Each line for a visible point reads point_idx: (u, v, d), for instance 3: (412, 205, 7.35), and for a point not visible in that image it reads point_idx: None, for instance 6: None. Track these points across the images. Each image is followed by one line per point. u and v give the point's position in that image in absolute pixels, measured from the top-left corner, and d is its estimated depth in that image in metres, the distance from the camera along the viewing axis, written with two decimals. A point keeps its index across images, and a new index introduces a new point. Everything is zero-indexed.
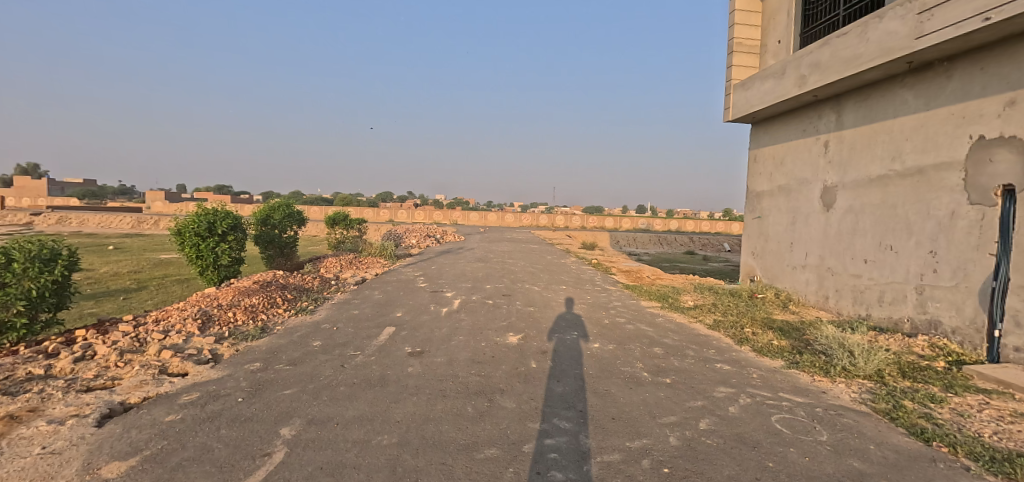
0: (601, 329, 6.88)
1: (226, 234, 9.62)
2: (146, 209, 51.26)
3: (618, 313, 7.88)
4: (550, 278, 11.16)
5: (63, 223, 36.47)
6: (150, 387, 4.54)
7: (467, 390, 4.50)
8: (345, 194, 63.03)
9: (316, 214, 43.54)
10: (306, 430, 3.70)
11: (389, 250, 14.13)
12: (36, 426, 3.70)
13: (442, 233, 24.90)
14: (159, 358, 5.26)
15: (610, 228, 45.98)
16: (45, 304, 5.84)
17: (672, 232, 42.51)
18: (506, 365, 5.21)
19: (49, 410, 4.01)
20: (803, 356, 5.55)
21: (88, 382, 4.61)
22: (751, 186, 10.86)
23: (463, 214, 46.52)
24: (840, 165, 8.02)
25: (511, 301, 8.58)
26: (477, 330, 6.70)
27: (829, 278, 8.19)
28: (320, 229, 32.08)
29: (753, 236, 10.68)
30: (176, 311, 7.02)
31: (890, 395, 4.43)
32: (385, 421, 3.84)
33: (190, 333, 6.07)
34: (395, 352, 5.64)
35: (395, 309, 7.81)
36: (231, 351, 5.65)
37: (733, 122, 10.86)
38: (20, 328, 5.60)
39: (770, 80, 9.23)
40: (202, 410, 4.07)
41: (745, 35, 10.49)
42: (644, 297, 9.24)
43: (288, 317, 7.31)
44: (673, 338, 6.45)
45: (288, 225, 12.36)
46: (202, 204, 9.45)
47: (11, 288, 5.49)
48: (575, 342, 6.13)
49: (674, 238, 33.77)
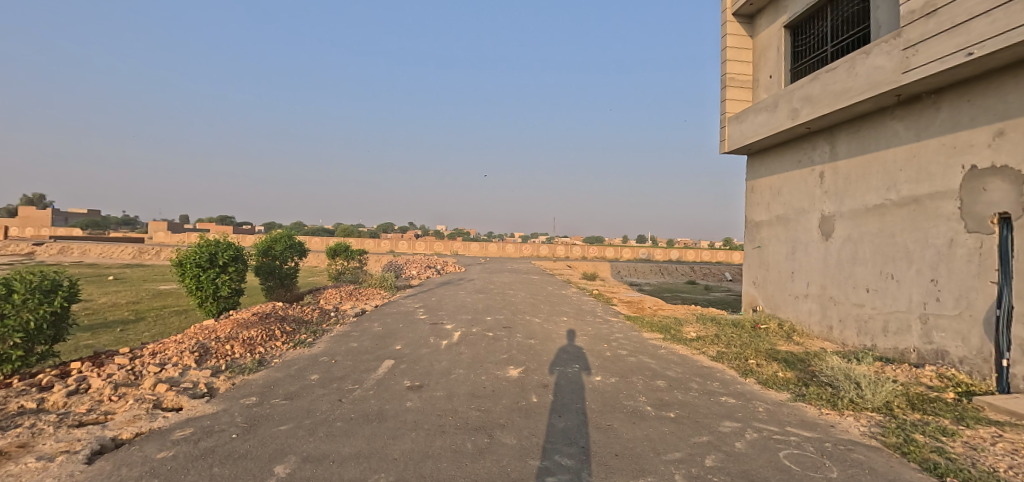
0: (603, 361, 6.77)
1: (226, 266, 9.63)
2: (149, 239, 51.66)
3: (620, 345, 7.76)
4: (550, 309, 11.06)
5: (64, 253, 36.57)
6: (143, 422, 4.45)
7: (466, 426, 4.40)
8: (346, 226, 63.72)
9: (317, 245, 43.70)
10: (301, 468, 3.60)
11: (389, 281, 14.08)
12: (24, 462, 3.61)
13: (443, 264, 24.94)
14: (153, 392, 5.17)
15: (610, 258, 46.01)
16: (42, 336, 5.80)
17: (673, 262, 42.50)
18: (506, 399, 5.11)
19: (39, 446, 3.91)
20: (810, 388, 5.44)
21: (80, 416, 4.52)
22: (749, 216, 10.93)
23: (463, 244, 46.66)
24: (836, 195, 8.09)
25: (512, 333, 8.49)
26: (477, 363, 6.60)
27: (832, 308, 8.12)
28: (320, 260, 32.13)
29: (754, 265, 10.66)
30: (173, 343, 6.95)
31: (901, 428, 4.32)
32: (382, 459, 3.74)
33: (187, 366, 5.99)
34: (393, 386, 5.55)
35: (395, 342, 7.71)
36: (227, 385, 5.56)
37: (729, 153, 11.02)
38: (16, 361, 5.54)
39: (764, 113, 9.44)
40: (195, 447, 3.97)
41: (737, 71, 10.80)
42: (646, 329, 9.14)
43: (286, 350, 7.22)
44: (676, 370, 6.34)
45: (289, 256, 12.37)
46: (204, 235, 9.51)
47: (10, 320, 5.47)
48: (577, 376, 6.02)
49: (675, 268, 33.69)
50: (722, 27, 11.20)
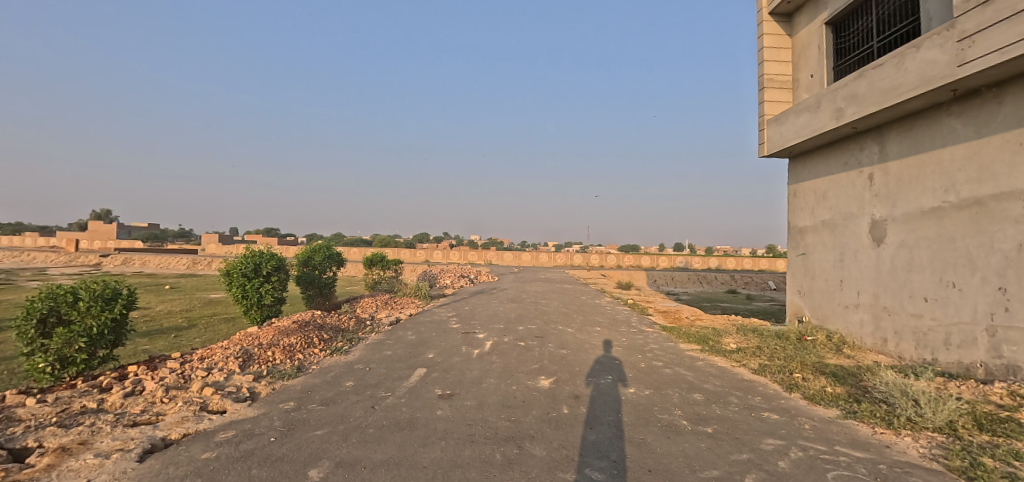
0: (638, 373, 6.58)
1: (270, 275, 10.06)
2: (203, 250, 54.93)
3: (655, 356, 7.52)
4: (583, 319, 10.88)
5: (127, 263, 39.32)
6: (190, 423, 4.66)
7: (496, 436, 4.36)
8: (384, 237, 65.45)
9: (355, 255, 45.10)
10: (333, 473, 3.66)
11: (423, 290, 14.28)
12: (84, 458, 3.85)
13: (477, 273, 25.11)
14: (200, 395, 5.43)
15: (646, 266, 45.03)
16: (104, 341, 6.20)
17: (712, 270, 41.13)
18: (536, 410, 5.04)
19: (97, 443, 4.17)
20: (862, 405, 5.09)
21: (135, 416, 4.79)
22: (792, 222, 10.44)
23: (497, 254, 46.91)
24: (887, 198, 7.62)
25: (544, 343, 8.39)
26: (508, 372, 6.55)
27: (886, 319, 7.60)
28: (357, 270, 33.12)
29: (798, 274, 10.15)
30: (220, 349, 7.27)
31: (966, 451, 3.95)
32: (412, 466, 3.75)
33: (231, 371, 6.26)
34: (425, 394, 5.59)
35: (428, 351, 7.78)
36: (268, 389, 5.77)
37: (768, 156, 10.60)
38: (80, 363, 5.96)
39: (805, 114, 9.03)
40: (235, 449, 4.12)
41: (775, 72, 10.41)
42: (683, 340, 8.83)
43: (323, 358, 7.41)
44: (715, 384, 6.07)
45: (328, 266, 12.78)
46: (250, 246, 9.98)
47: (76, 325, 5.91)
48: (609, 388, 5.88)
49: (715, 276, 32.57)
50: (759, 27, 10.86)
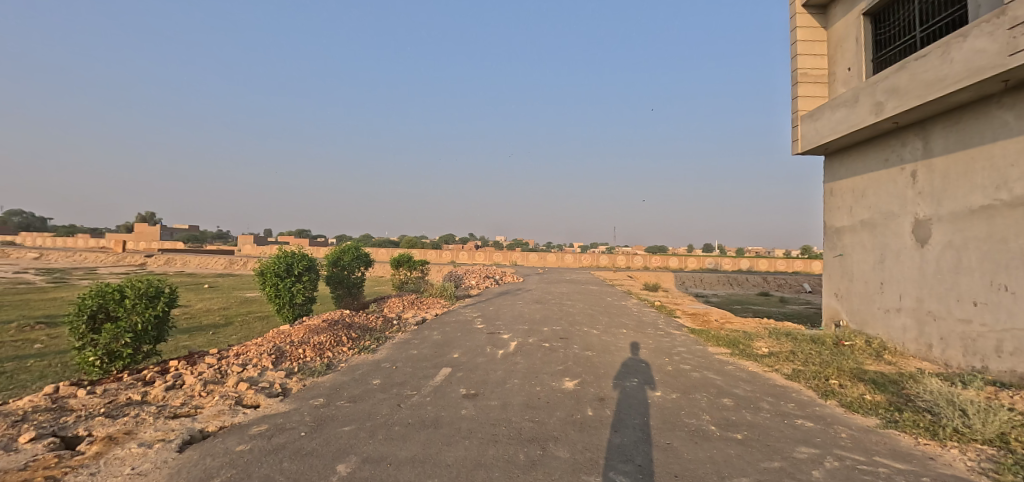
0: (665, 376, 6.45)
1: (302, 275, 10.35)
2: (240, 251, 57.09)
3: (683, 360, 7.36)
4: (609, 321, 10.75)
5: (170, 263, 41.24)
6: (226, 417, 4.84)
7: (520, 436, 4.35)
8: (411, 238, 66.48)
9: (383, 255, 45.94)
10: (360, 468, 3.73)
11: (449, 291, 14.40)
12: (129, 447, 4.05)
13: (502, 274, 25.18)
14: (236, 390, 5.63)
15: (674, 268, 44.14)
16: (148, 337, 6.51)
17: (743, 272, 40.03)
18: (561, 411, 5.01)
19: (141, 433, 4.38)
20: (904, 414, 4.85)
21: (175, 409, 5.01)
22: (829, 222, 10.04)
23: (522, 255, 46.92)
24: (932, 197, 7.24)
25: (569, 345, 8.33)
26: (532, 374, 6.54)
27: (930, 324, 7.22)
28: (385, 270, 33.77)
29: (835, 276, 9.75)
30: (254, 345, 7.53)
31: (1020, 466, 3.70)
32: (436, 464, 3.79)
33: (264, 367, 6.47)
34: (450, 394, 5.64)
35: (453, 351, 7.84)
36: (299, 386, 5.94)
37: (803, 154, 10.23)
38: (126, 358, 6.27)
39: (842, 109, 8.68)
40: (268, 442, 4.26)
41: (809, 66, 10.06)
42: (712, 343, 8.61)
43: (352, 356, 7.57)
44: (745, 389, 5.90)
45: (357, 266, 13.05)
46: (283, 247, 10.29)
47: (122, 321, 6.23)
48: (635, 390, 5.79)
49: (746, 278, 31.64)
50: (792, 20, 10.52)
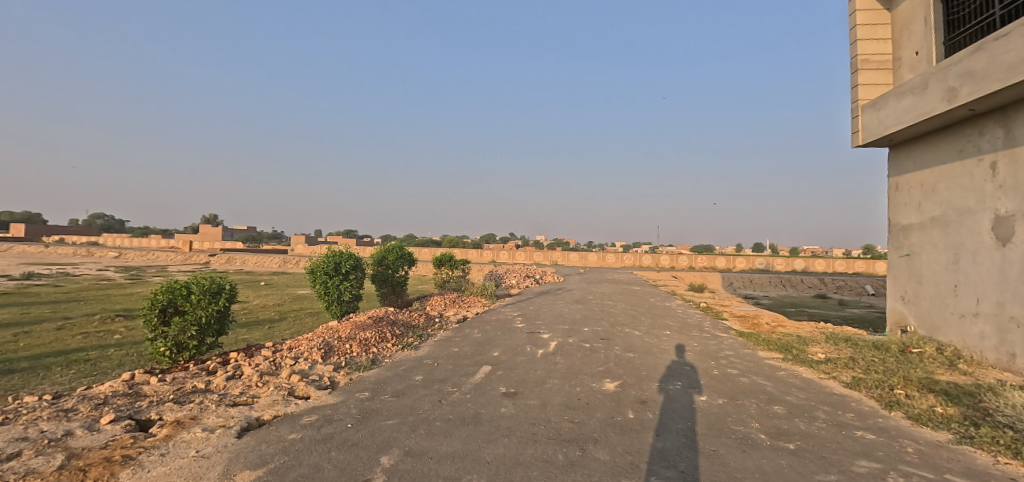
0: (711, 380, 6.22)
1: (349, 273, 10.74)
2: (292, 250, 59.96)
3: (730, 364, 7.07)
4: (652, 322, 10.49)
5: (230, 262, 43.94)
6: (280, 407, 5.10)
7: (559, 436, 4.33)
8: (452, 238, 67.56)
9: (426, 255, 46.93)
10: (402, 461, 3.83)
11: (489, 290, 14.52)
12: (194, 432, 4.35)
13: (542, 274, 25.11)
14: (289, 381, 5.92)
15: (722, 268, 42.47)
16: (211, 330, 6.96)
17: (796, 273, 37.95)
18: (601, 413, 4.93)
19: (204, 419, 4.69)
20: (981, 430, 4.43)
21: (235, 398, 5.33)
22: (894, 220, 9.34)
23: (563, 254, 46.60)
24: (1015, 191, 6.58)
25: (610, 346, 8.20)
26: (572, 374, 6.48)
27: (1013, 331, 6.57)
28: (427, 269, 34.51)
29: (902, 278, 9.07)
30: (305, 340, 7.90)
31: None
32: (475, 461, 3.83)
33: (315, 361, 6.76)
34: (490, 391, 5.69)
35: (493, 349, 7.89)
36: (346, 379, 6.17)
37: (864, 146, 9.58)
38: (192, 349, 6.73)
39: (909, 97, 8.05)
40: (317, 432, 4.45)
41: (872, 51, 9.40)
42: (762, 347, 8.22)
43: (395, 352, 7.79)
44: (798, 396, 5.59)
45: (401, 265, 13.40)
46: (331, 246, 10.73)
47: (189, 315, 6.70)
48: (679, 394, 5.61)
49: (800, 279, 29.98)
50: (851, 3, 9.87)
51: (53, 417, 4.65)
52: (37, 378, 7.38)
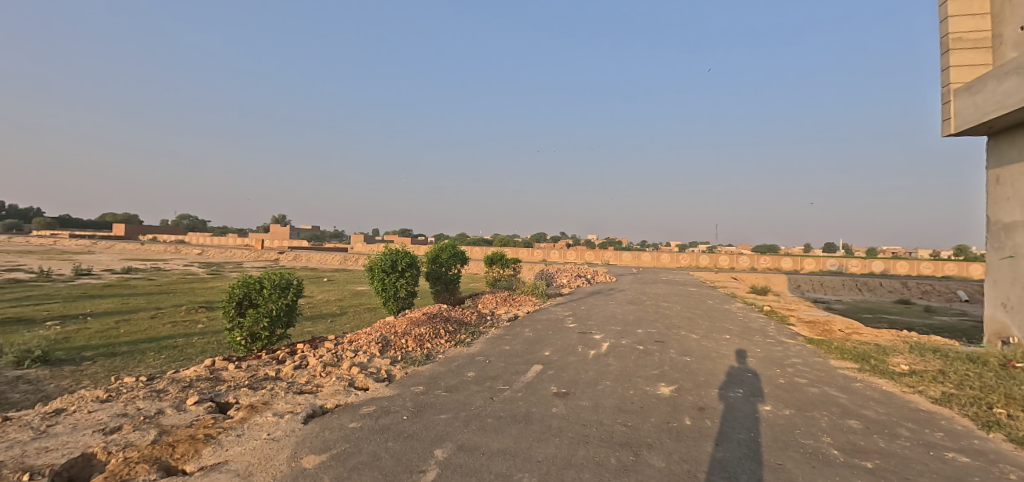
0: (776, 389, 5.86)
1: (404, 271, 11.11)
2: (352, 248, 63.01)
3: (798, 372, 6.63)
4: (710, 326, 10.04)
5: (297, 259, 46.83)
6: (341, 396, 5.37)
7: (611, 440, 4.24)
8: (503, 237, 68.10)
9: (477, 254, 47.66)
10: (455, 455, 3.91)
11: (540, 289, 14.50)
12: (266, 416, 4.67)
13: (594, 273, 24.76)
14: (349, 372, 6.22)
15: (788, 270, 39.93)
16: (281, 322, 7.45)
17: (874, 276, 34.91)
18: (655, 418, 4.79)
19: (275, 404, 5.03)
20: None
21: (301, 386, 5.67)
22: (993, 218, 8.37)
23: (616, 254, 45.68)
24: None
25: (665, 349, 7.94)
26: (625, 376, 6.33)
27: None
28: (478, 268, 35.04)
29: (1003, 283, 8.10)
30: (364, 334, 8.26)
31: None
32: (527, 459, 3.84)
33: (373, 354, 7.05)
34: (541, 391, 5.68)
35: (544, 349, 7.87)
36: (402, 373, 6.39)
37: (956, 135, 8.66)
38: (263, 339, 7.24)
39: (1012, 78, 7.18)
40: (376, 422, 4.64)
41: (966, 29, 8.48)
42: (835, 355, 7.63)
43: (448, 348, 7.97)
44: (877, 411, 5.14)
45: (454, 263, 13.68)
46: (388, 245, 11.16)
47: (261, 307, 7.20)
48: (741, 403, 5.33)
49: (879, 283, 27.54)
50: None
51: (147, 397, 5.16)
52: (135, 361, 8.24)
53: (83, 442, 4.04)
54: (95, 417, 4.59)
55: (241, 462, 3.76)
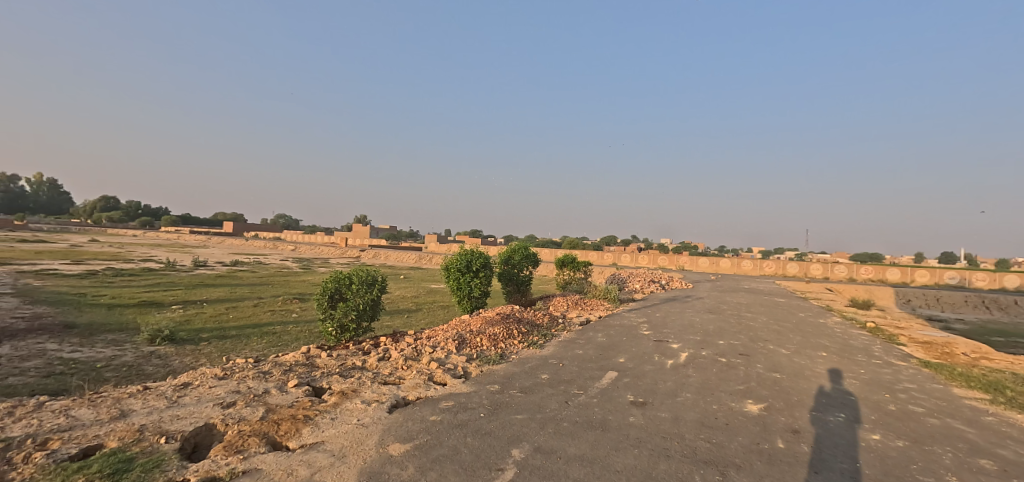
0: (884, 416, 5.26)
1: (479, 272, 11.38)
2: (426, 247, 65.76)
3: (911, 399, 5.91)
4: (803, 341, 9.24)
5: (377, 257, 49.74)
6: (422, 389, 5.61)
7: (694, 456, 4.05)
8: (573, 239, 67.53)
9: (547, 255, 47.67)
10: (533, 456, 3.94)
11: (613, 293, 14.16)
12: (355, 402, 5.01)
13: (670, 279, 23.75)
14: (429, 367, 6.49)
15: (894, 282, 35.73)
16: (367, 315, 7.96)
17: (1006, 292, 30.18)
18: (743, 437, 4.50)
19: (363, 392, 5.37)
20: None
21: (385, 377, 6.01)
22: None
23: (692, 259, 43.60)
24: None
25: (751, 363, 7.43)
26: (707, 389, 6.02)
27: None
28: (548, 270, 35.04)
29: None
30: (441, 331, 8.57)
31: None
32: (605, 468, 3.77)
33: (450, 351, 7.31)
34: (618, 398, 5.55)
35: (619, 355, 7.69)
36: (477, 371, 6.55)
37: None
38: (351, 330, 7.77)
39: None
40: (454, 417, 4.80)
41: None
42: (959, 383, 6.69)
43: (522, 349, 8.05)
44: (1015, 451, 4.44)
45: (526, 265, 13.79)
46: (464, 246, 11.51)
47: (350, 301, 7.74)
48: (842, 428, 4.85)
49: (1012, 301, 23.75)
50: None
51: (256, 377, 5.75)
52: (242, 344, 9.20)
53: (205, 413, 4.59)
54: (215, 392, 5.19)
55: (335, 444, 4.06)
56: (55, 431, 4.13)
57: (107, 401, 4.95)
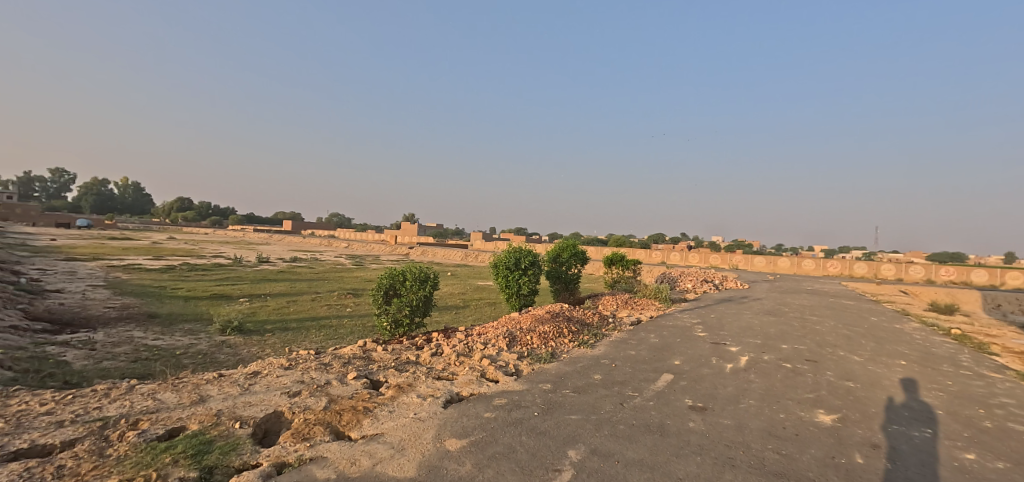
0: (979, 434, 4.77)
1: (527, 269, 11.37)
2: (472, 244, 66.63)
3: (1009, 416, 5.33)
4: (879, 348, 8.55)
5: (424, 254, 50.93)
6: (475, 386, 5.67)
7: (762, 467, 3.84)
8: (620, 236, 66.18)
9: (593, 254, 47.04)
10: (590, 458, 3.88)
11: (664, 292, 13.71)
12: (411, 396, 5.13)
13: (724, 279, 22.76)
14: (480, 363, 6.56)
15: (979, 285, 32.47)
16: (420, 311, 8.14)
17: None
18: (816, 449, 4.22)
19: (418, 387, 5.49)
20: None
21: (439, 372, 6.13)
22: None
23: (747, 258, 41.61)
24: None
25: (820, 370, 6.96)
26: (772, 396, 5.70)
27: None
28: (594, 269, 34.53)
29: None
30: (492, 328, 8.64)
31: None
32: (666, 475, 3.64)
33: (501, 348, 7.34)
34: (675, 402, 5.37)
35: (674, 357, 7.44)
36: (529, 369, 6.55)
37: None
38: (405, 326, 7.98)
39: None
40: (508, 414, 4.81)
41: None
42: None
43: (572, 348, 7.97)
44: None
45: (574, 263, 13.63)
46: (512, 243, 11.53)
47: (404, 297, 7.95)
48: (930, 445, 4.43)
49: None
50: None
51: (318, 368, 6.02)
52: (302, 336, 9.68)
53: (274, 401, 4.86)
54: (282, 381, 5.49)
55: (394, 436, 4.17)
56: (144, 412, 4.50)
57: (188, 386, 5.34)
